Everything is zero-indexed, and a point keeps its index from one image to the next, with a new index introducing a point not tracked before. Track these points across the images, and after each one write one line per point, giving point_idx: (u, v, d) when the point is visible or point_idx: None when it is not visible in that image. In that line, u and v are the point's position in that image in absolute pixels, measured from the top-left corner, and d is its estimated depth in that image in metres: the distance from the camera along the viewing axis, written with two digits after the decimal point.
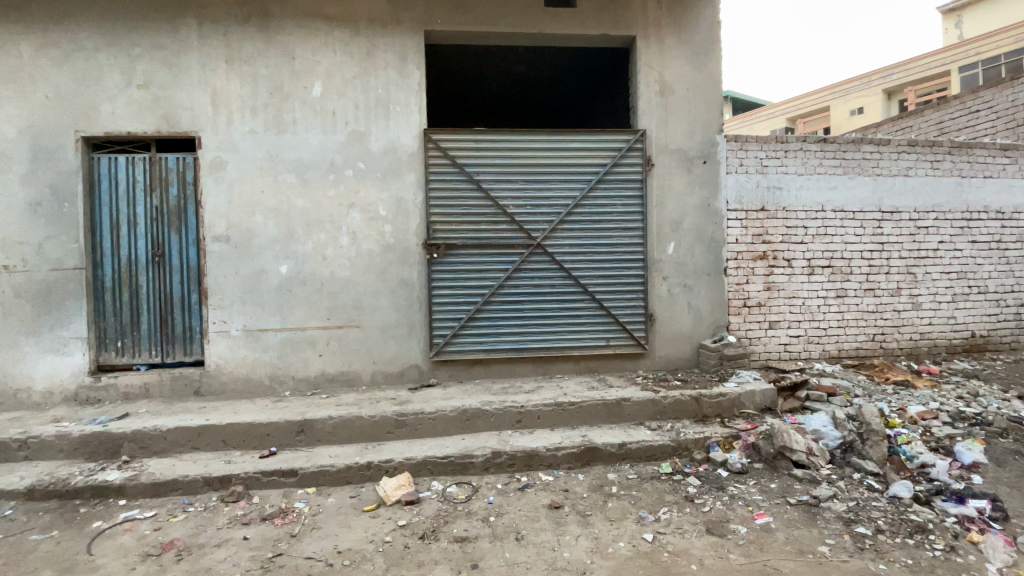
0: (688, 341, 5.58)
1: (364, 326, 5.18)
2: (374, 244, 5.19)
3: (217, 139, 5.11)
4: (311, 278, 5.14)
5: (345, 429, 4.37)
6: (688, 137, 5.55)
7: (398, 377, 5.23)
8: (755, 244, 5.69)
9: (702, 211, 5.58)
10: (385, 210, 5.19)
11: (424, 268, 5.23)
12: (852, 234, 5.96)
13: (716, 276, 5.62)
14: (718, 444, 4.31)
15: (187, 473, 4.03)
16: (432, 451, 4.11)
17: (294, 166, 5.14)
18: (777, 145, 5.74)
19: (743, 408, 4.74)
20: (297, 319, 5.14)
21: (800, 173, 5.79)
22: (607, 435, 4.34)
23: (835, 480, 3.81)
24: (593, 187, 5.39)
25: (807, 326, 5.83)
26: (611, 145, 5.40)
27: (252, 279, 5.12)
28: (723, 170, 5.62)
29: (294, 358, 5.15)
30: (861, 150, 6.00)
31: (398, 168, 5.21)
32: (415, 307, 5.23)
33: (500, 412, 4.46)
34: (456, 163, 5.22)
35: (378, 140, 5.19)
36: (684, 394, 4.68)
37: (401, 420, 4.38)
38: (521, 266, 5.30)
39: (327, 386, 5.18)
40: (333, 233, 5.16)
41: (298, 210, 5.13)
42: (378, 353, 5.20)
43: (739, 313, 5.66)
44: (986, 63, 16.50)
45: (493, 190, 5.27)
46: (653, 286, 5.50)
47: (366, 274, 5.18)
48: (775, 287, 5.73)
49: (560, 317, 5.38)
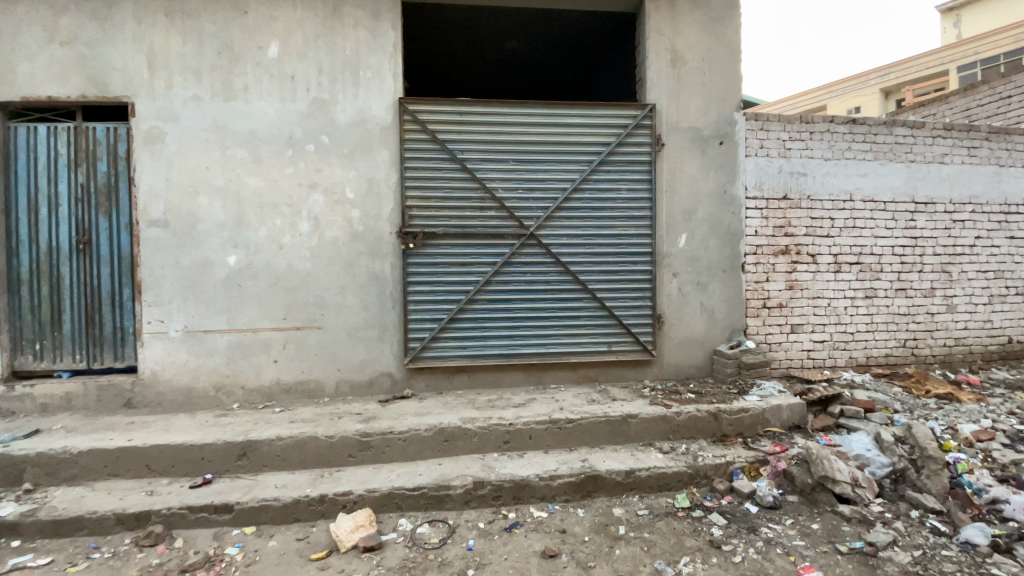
0: (701, 346, 4.88)
1: (327, 328, 4.43)
2: (340, 231, 4.43)
3: (155, 107, 4.35)
4: (264, 271, 4.38)
5: (296, 453, 3.62)
6: (703, 114, 4.85)
7: (366, 387, 4.49)
8: (777, 237, 5.02)
9: (718, 199, 4.89)
10: (352, 192, 4.44)
11: (398, 261, 4.48)
12: (882, 227, 5.32)
13: (732, 273, 4.92)
14: (742, 470, 3.65)
15: (97, 508, 3.28)
16: (400, 481, 3.38)
17: (246, 140, 4.37)
18: (802, 125, 5.09)
19: (768, 426, 4.07)
20: (248, 319, 4.38)
21: (827, 158, 5.14)
22: (612, 461, 3.63)
23: (891, 520, 3.15)
24: (595, 169, 4.68)
25: (833, 330, 5.18)
26: (615, 120, 4.70)
27: (195, 271, 4.35)
28: (741, 153, 4.93)
29: (244, 364, 4.38)
30: (893, 134, 5.36)
31: (368, 143, 4.46)
32: (389, 306, 4.49)
33: (484, 432, 3.73)
34: (437, 138, 4.47)
35: (345, 110, 4.43)
36: (700, 409, 3.99)
37: (365, 441, 3.64)
38: (511, 260, 4.58)
39: (283, 398, 4.42)
40: (291, 219, 4.39)
41: (250, 192, 4.37)
42: (344, 359, 4.45)
43: (758, 316, 4.98)
44: (985, 63, 16.09)
45: (479, 170, 4.54)
46: (661, 284, 4.80)
47: (330, 267, 4.42)
48: (798, 286, 5.07)
49: (555, 320, 4.67)
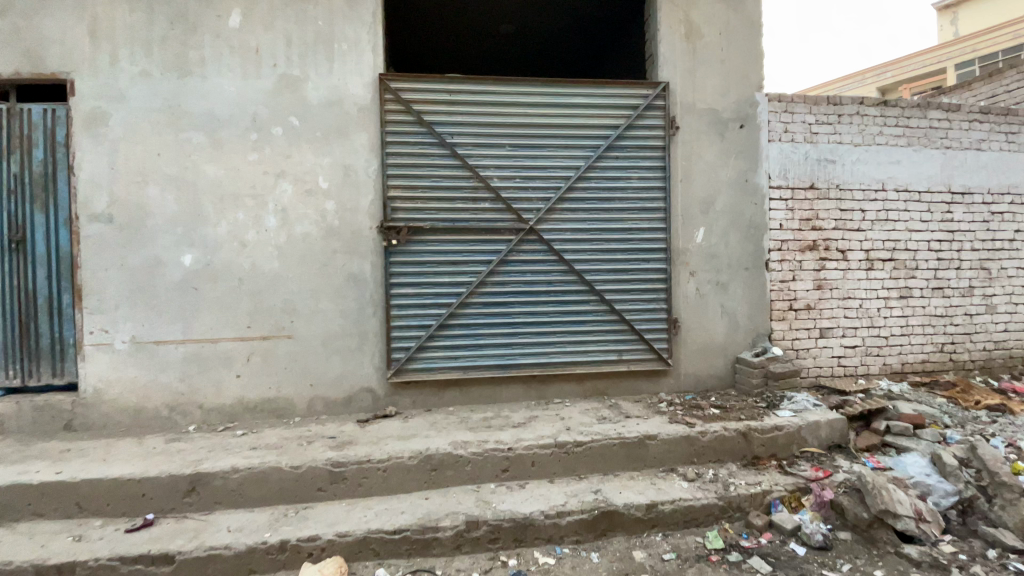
0: (722, 354, 4.34)
1: (298, 338, 3.85)
2: (312, 226, 3.86)
3: (97, 84, 3.77)
4: (224, 273, 3.80)
5: (255, 487, 3.05)
6: (721, 94, 4.33)
7: (344, 405, 3.91)
8: (804, 231, 4.51)
9: (740, 189, 4.36)
10: (326, 181, 3.86)
11: (378, 260, 3.92)
12: (917, 220, 4.82)
13: (755, 272, 4.39)
14: (781, 501, 3.12)
15: (8, 560, 2.70)
16: (379, 522, 2.82)
17: (202, 122, 3.81)
18: (830, 107, 4.59)
19: (804, 446, 3.55)
20: (207, 327, 3.80)
21: (856, 143, 4.65)
22: (630, 492, 3.09)
23: (968, 564, 2.66)
24: (602, 154, 4.15)
25: (865, 335, 4.67)
26: (624, 101, 4.18)
27: (144, 273, 3.78)
28: (764, 137, 4.41)
29: (202, 380, 3.81)
30: (927, 117, 4.87)
31: (344, 125, 3.88)
32: (369, 312, 3.92)
33: (479, 459, 3.17)
34: (423, 119, 3.91)
35: (317, 88, 3.87)
36: (728, 428, 3.46)
37: (338, 472, 3.08)
38: (509, 257, 4.04)
39: (248, 419, 3.83)
40: (255, 212, 3.82)
41: (209, 181, 3.80)
42: (317, 373, 3.87)
43: (784, 319, 4.45)
44: (982, 60, 15.76)
45: (471, 157, 3.99)
46: (677, 285, 4.25)
47: (300, 268, 3.85)
48: (827, 285, 4.55)
49: (558, 325, 4.13)
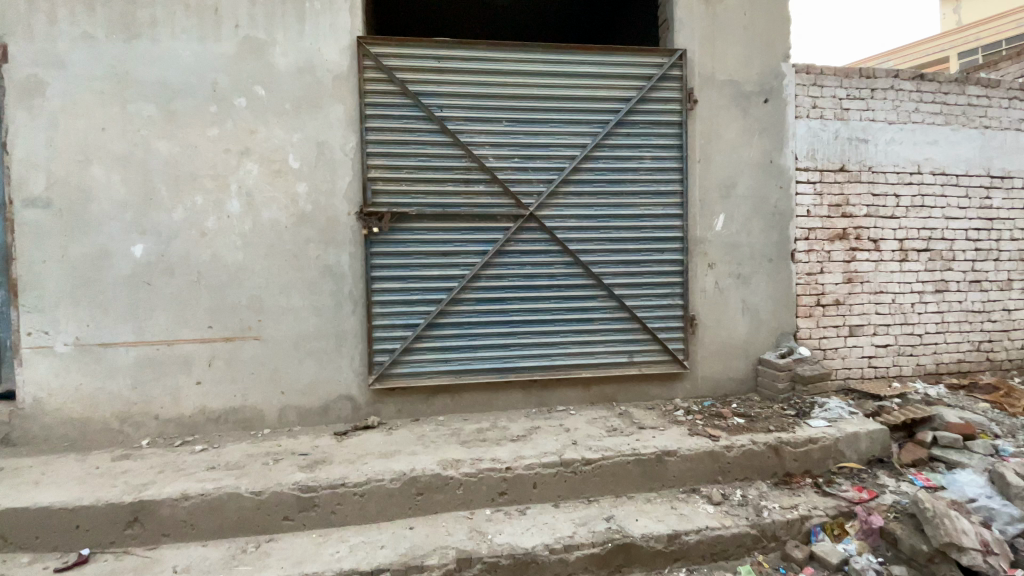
0: (743, 355, 3.90)
1: (266, 339, 3.38)
2: (280, 212, 3.37)
3: (31, 47, 3.24)
4: (181, 264, 3.32)
5: (210, 517, 2.61)
6: (744, 65, 3.86)
7: (320, 415, 3.45)
8: (833, 218, 4.06)
9: (764, 171, 3.90)
10: (297, 160, 3.38)
11: (358, 250, 3.45)
12: (954, 207, 4.39)
13: (780, 264, 3.94)
14: (822, 529, 2.72)
15: None
16: (353, 560, 2.39)
17: (155, 93, 3.31)
18: (861, 80, 4.14)
19: (841, 461, 3.16)
20: (162, 328, 3.33)
21: (890, 121, 4.21)
22: (647, 519, 2.66)
23: None
24: (611, 131, 3.68)
25: (898, 333, 4.25)
26: (636, 71, 3.70)
27: (89, 266, 3.29)
28: (791, 113, 3.95)
29: (157, 388, 3.34)
30: (966, 94, 4.41)
31: (317, 96, 3.39)
32: (347, 310, 3.45)
33: (472, 482, 2.73)
34: (408, 89, 3.42)
35: (286, 53, 3.37)
36: (757, 442, 3.04)
37: (307, 498, 2.63)
38: (506, 248, 3.58)
39: (209, 431, 3.37)
40: (215, 195, 3.33)
41: (162, 161, 3.31)
42: (288, 379, 3.41)
43: (811, 316, 4.01)
44: (986, 50, 15.21)
45: (464, 133, 3.51)
46: (694, 278, 3.81)
47: (268, 259, 3.37)
48: (858, 278, 4.12)
49: (561, 324, 3.68)
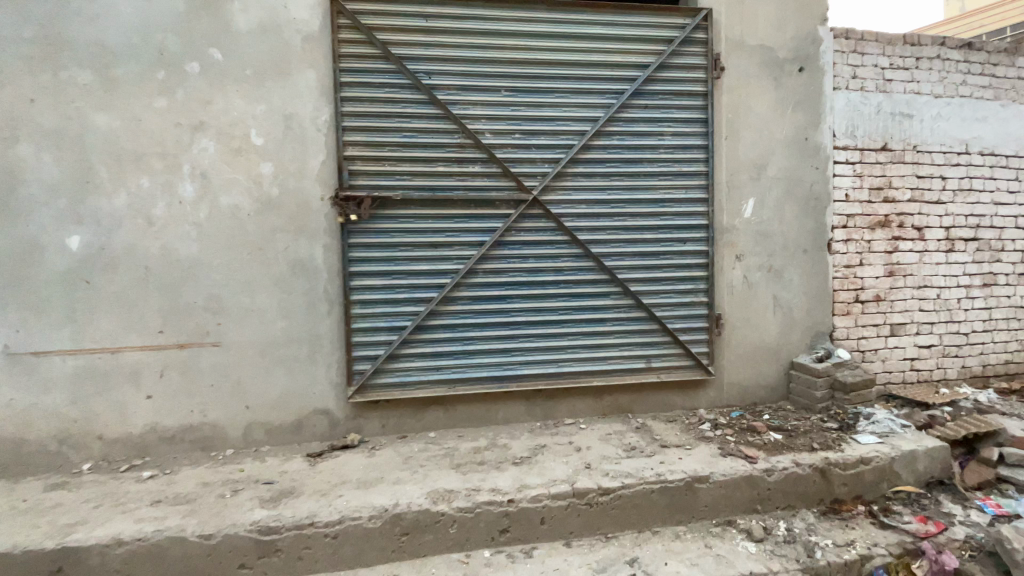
0: (774, 358, 3.45)
1: (228, 345, 2.91)
2: (242, 197, 2.89)
3: None
4: (125, 259, 2.83)
5: (152, 566, 2.15)
6: (777, 28, 3.37)
7: (291, 433, 2.98)
8: (875, 203, 3.60)
9: (798, 149, 3.44)
10: (260, 136, 2.89)
11: (333, 242, 2.97)
12: (1004, 191, 3.93)
13: (816, 255, 3.49)
14: (886, 571, 2.29)
15: None
16: None
17: (92, 55, 2.78)
18: (905, 48, 3.66)
19: (896, 484, 2.73)
20: (104, 333, 2.84)
21: (936, 94, 3.74)
22: (678, 563, 2.23)
23: None
24: (626, 103, 3.20)
25: (943, 332, 3.80)
26: (654, 34, 3.22)
27: (15, 262, 2.76)
28: (829, 83, 3.47)
29: (100, 403, 2.86)
30: (1019, 64, 3.93)
31: (283, 60, 2.89)
32: (322, 311, 2.98)
33: (468, 519, 2.28)
34: (390, 53, 2.92)
35: (244, 8, 2.85)
36: (802, 464, 2.59)
37: (268, 543, 2.18)
38: (505, 238, 3.11)
39: (163, 453, 2.91)
40: (165, 178, 2.84)
41: (102, 138, 2.80)
42: (254, 391, 2.94)
43: (849, 314, 3.56)
44: None
45: (456, 105, 3.03)
46: (720, 272, 3.35)
47: (228, 252, 2.89)
48: (901, 270, 3.66)
49: (569, 325, 3.22)
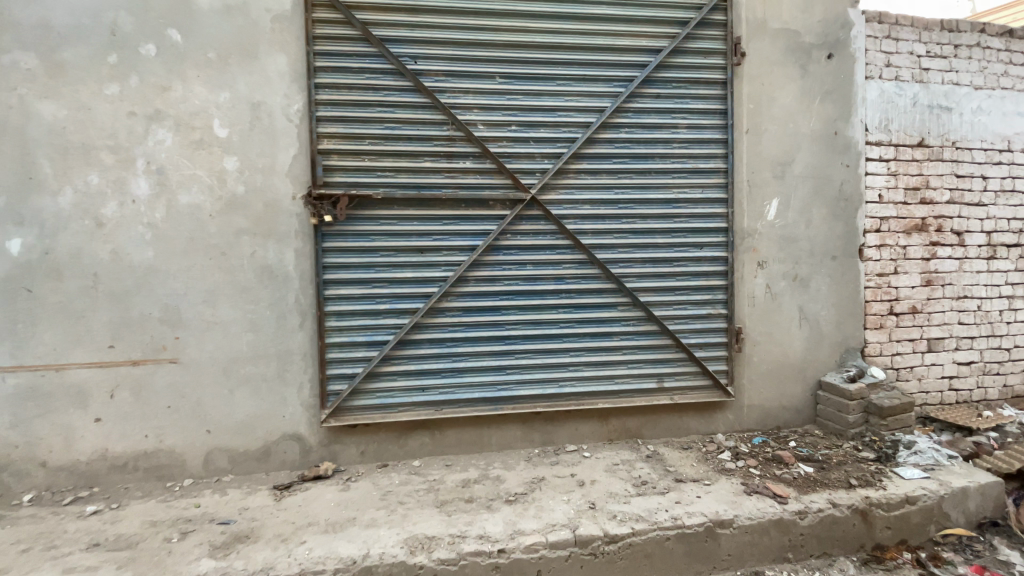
0: (799, 377, 3.11)
1: (186, 362, 2.59)
2: (203, 196, 2.57)
3: None
4: (72, 265, 2.51)
5: None
6: (803, 9, 3.03)
7: (258, 460, 2.66)
8: (911, 205, 3.25)
9: (826, 145, 3.09)
10: (224, 128, 2.58)
11: (306, 247, 2.65)
12: None
13: (845, 262, 3.14)
14: None
15: None
16: None
17: (33, 35, 2.45)
18: (944, 34, 3.31)
19: (946, 527, 2.38)
20: (47, 349, 2.51)
21: (977, 86, 3.38)
22: None
23: None
24: (635, 92, 2.87)
25: (983, 347, 3.43)
26: (667, 16, 2.89)
27: None
28: (860, 72, 3.13)
29: (41, 428, 2.53)
30: None
31: (251, 43, 2.57)
32: (293, 323, 2.65)
33: (451, 572, 1.94)
34: (370, 34, 2.60)
35: None
36: (839, 505, 2.25)
37: None
38: (500, 243, 2.78)
39: (113, 483, 2.58)
40: (117, 174, 2.53)
41: (47, 128, 2.47)
42: (216, 414, 2.62)
43: (883, 328, 3.21)
44: None
45: (445, 93, 2.70)
46: (740, 281, 3.01)
47: (188, 257, 2.57)
48: (939, 280, 3.31)
49: (571, 339, 2.88)
